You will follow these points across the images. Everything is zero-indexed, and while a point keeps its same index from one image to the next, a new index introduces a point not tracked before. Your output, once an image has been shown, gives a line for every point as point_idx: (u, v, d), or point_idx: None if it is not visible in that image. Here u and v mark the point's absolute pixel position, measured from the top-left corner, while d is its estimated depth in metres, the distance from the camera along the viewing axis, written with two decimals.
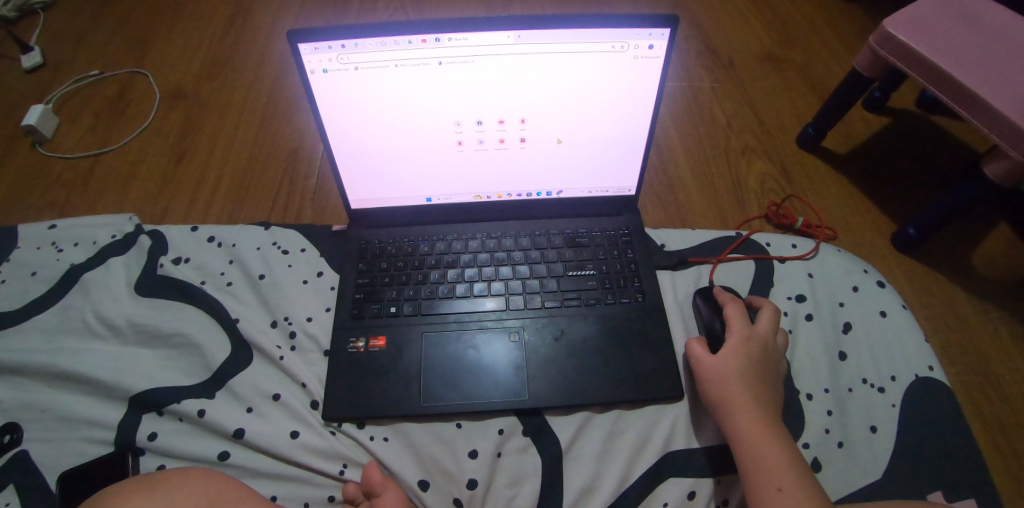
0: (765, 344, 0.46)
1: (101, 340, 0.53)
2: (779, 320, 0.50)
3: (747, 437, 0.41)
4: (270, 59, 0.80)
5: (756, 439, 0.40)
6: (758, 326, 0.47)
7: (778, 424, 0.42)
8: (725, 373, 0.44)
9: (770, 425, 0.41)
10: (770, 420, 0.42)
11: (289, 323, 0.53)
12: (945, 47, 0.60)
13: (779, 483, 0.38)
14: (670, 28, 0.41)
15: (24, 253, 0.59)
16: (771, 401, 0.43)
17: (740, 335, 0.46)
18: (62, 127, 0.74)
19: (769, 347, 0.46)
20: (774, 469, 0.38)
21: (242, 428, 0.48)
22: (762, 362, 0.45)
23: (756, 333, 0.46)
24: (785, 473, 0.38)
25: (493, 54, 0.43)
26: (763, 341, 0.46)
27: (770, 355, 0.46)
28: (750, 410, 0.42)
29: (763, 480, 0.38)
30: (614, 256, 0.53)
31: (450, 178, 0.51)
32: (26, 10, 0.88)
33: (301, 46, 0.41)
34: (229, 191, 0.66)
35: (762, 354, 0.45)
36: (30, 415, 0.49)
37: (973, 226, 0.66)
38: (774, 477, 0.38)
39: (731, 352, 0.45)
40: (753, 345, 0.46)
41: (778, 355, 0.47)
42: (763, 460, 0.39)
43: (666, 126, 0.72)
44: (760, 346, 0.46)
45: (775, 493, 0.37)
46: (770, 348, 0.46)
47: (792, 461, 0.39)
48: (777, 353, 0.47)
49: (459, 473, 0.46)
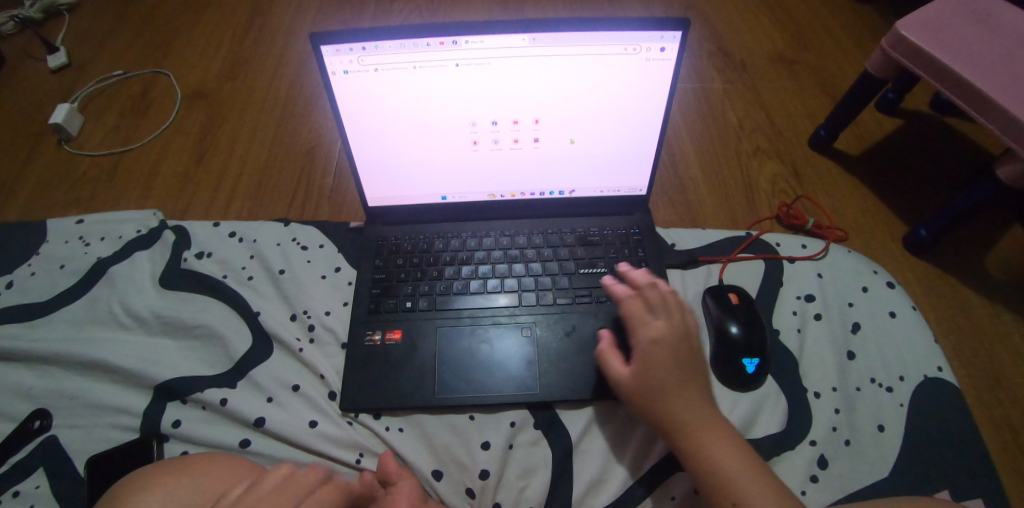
0: (676, 340, 0.42)
1: (127, 330, 0.55)
2: (676, 298, 0.45)
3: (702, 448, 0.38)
4: (289, 59, 0.82)
5: (714, 450, 0.38)
6: (650, 321, 0.43)
7: (721, 426, 0.40)
8: (651, 388, 0.41)
9: (719, 430, 0.39)
10: (711, 428, 0.39)
11: (308, 317, 0.55)
12: (958, 49, 0.60)
13: (734, 497, 0.36)
14: (681, 31, 0.43)
15: (53, 247, 0.61)
16: (707, 402, 0.41)
17: (641, 341, 0.43)
18: (87, 126, 0.76)
19: (671, 336, 0.42)
20: (729, 481, 0.37)
21: (262, 417, 0.49)
22: (683, 364, 0.41)
23: (651, 333, 0.42)
24: (739, 485, 0.36)
25: (508, 56, 0.44)
26: (675, 336, 0.42)
27: (678, 347, 0.42)
28: (697, 420, 0.40)
29: (721, 486, 0.37)
30: (625, 255, 0.54)
31: (465, 176, 0.53)
32: (52, 11, 0.91)
33: (323, 48, 0.43)
34: (248, 189, 0.68)
35: (680, 354, 0.42)
36: (59, 402, 0.51)
37: (984, 229, 0.66)
38: (738, 489, 0.36)
39: (644, 364, 0.42)
40: (655, 349, 0.42)
41: (687, 335, 0.43)
42: (716, 475, 0.37)
43: (677, 127, 0.73)
44: (662, 345, 0.42)
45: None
46: (673, 339, 0.42)
47: (743, 465, 0.37)
48: (687, 336, 0.42)
49: (472, 464, 0.47)
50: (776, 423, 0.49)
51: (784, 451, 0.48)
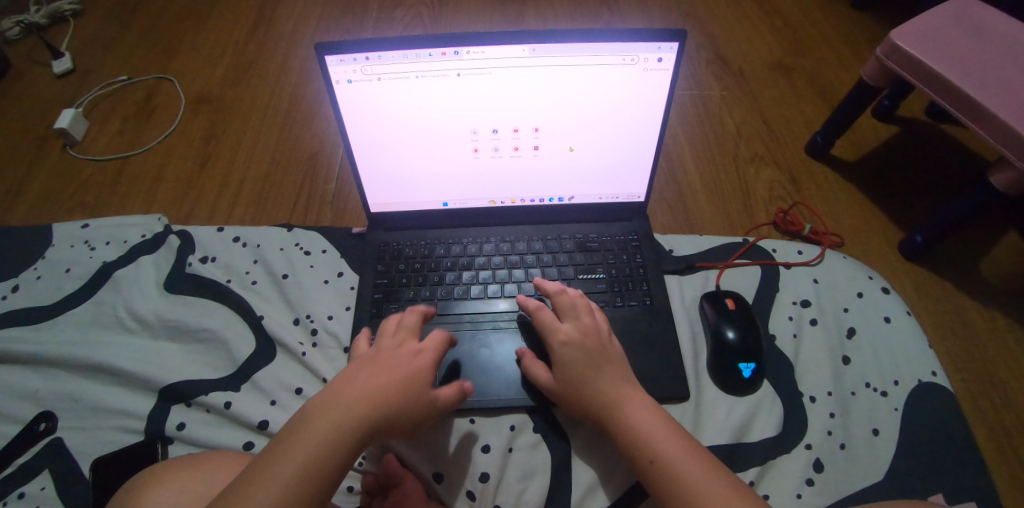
0: (584, 339, 0.45)
1: (131, 333, 0.56)
2: (578, 303, 0.47)
3: (648, 447, 0.39)
4: (292, 65, 0.83)
5: (642, 427, 0.40)
6: (560, 327, 0.45)
7: (635, 396, 0.42)
8: (570, 385, 0.44)
9: (662, 425, 0.40)
10: (626, 400, 0.42)
11: (311, 321, 0.56)
12: (951, 59, 0.61)
13: (649, 456, 0.39)
14: (679, 42, 0.44)
15: (58, 251, 0.62)
16: (621, 380, 0.43)
17: (555, 347, 0.45)
18: (92, 131, 0.77)
19: (581, 337, 0.44)
20: (643, 444, 0.39)
21: (266, 420, 0.50)
22: (593, 358, 0.44)
23: (563, 337, 0.45)
24: (652, 444, 0.39)
25: (509, 66, 0.45)
26: (583, 336, 0.45)
27: (589, 347, 0.44)
28: (624, 402, 0.42)
29: (638, 448, 0.40)
30: (623, 261, 0.55)
31: (466, 183, 0.53)
32: (57, 17, 0.92)
33: (327, 58, 0.44)
34: (251, 194, 0.69)
35: (590, 351, 0.44)
36: (64, 404, 0.51)
37: (979, 235, 0.67)
38: (664, 459, 0.38)
39: (564, 370, 0.44)
40: (568, 354, 0.44)
41: (596, 334, 0.45)
42: (632, 441, 0.40)
43: (675, 134, 0.74)
44: (574, 348, 0.44)
45: (648, 466, 0.39)
46: (581, 340, 0.44)
47: (655, 425, 0.40)
48: (598, 336, 0.45)
49: (472, 467, 0.48)
50: (772, 426, 0.50)
51: (780, 455, 0.48)
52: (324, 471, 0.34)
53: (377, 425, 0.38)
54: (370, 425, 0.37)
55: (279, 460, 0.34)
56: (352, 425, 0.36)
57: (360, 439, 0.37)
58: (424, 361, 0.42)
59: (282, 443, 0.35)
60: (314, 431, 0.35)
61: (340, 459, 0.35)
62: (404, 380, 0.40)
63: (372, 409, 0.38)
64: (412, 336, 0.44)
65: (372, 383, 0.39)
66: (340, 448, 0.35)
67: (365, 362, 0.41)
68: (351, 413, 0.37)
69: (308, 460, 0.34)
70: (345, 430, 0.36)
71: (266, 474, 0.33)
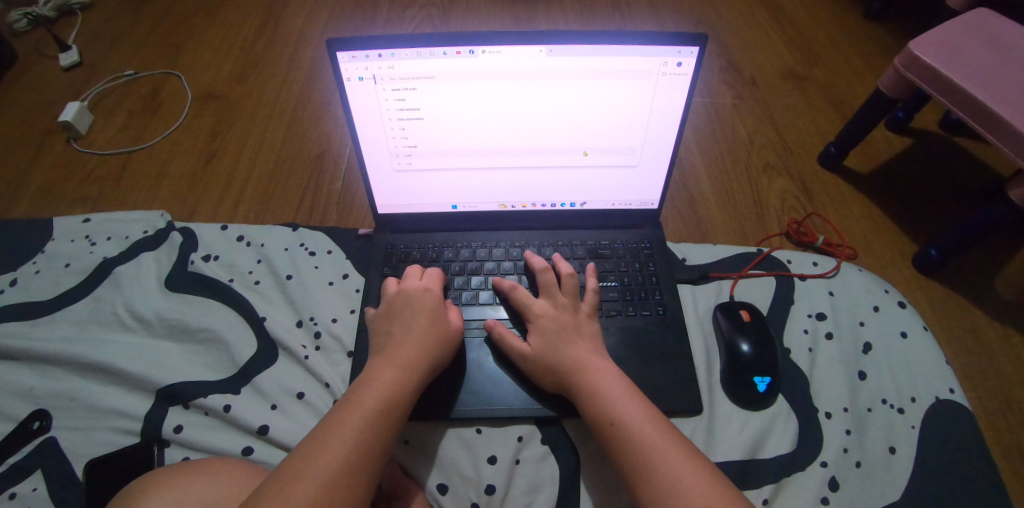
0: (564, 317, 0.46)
1: (131, 331, 0.54)
2: (567, 284, 0.48)
3: (611, 410, 0.40)
4: (301, 62, 0.83)
5: (608, 393, 0.41)
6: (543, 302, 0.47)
7: (608, 362, 0.44)
8: (543, 361, 0.45)
9: (625, 389, 0.41)
10: (598, 366, 0.43)
11: (314, 323, 0.54)
12: (972, 71, 0.60)
13: (612, 418, 0.40)
14: (700, 46, 0.43)
15: (58, 245, 0.61)
16: (599, 353, 0.44)
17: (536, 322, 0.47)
18: (97, 124, 0.76)
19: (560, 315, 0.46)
20: (608, 407, 0.40)
21: (267, 425, 0.48)
22: (569, 334, 0.45)
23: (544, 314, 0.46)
24: (615, 406, 0.40)
25: (524, 67, 0.44)
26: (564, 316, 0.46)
27: (566, 325, 0.46)
28: (594, 370, 0.43)
29: (603, 411, 0.40)
30: (635, 269, 0.54)
31: (476, 186, 0.52)
32: (65, 10, 0.91)
33: (339, 54, 0.43)
34: (257, 192, 0.68)
35: (567, 330, 0.45)
36: (60, 403, 0.50)
37: (994, 249, 0.66)
38: (626, 421, 0.39)
39: (540, 342, 0.45)
40: (546, 328, 0.46)
41: (576, 315, 0.47)
42: (598, 405, 0.41)
43: (687, 141, 0.73)
44: (552, 323, 0.46)
45: (609, 428, 0.40)
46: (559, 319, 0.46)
47: (625, 391, 0.41)
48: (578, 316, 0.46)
49: (477, 479, 0.47)
50: (787, 443, 0.48)
51: (795, 472, 0.47)
52: (394, 412, 0.40)
53: (419, 373, 0.43)
54: (420, 374, 0.43)
55: (356, 406, 0.39)
56: (407, 375, 0.42)
57: (415, 385, 0.42)
58: (435, 298, 0.48)
59: (355, 392, 0.40)
60: (380, 383, 0.41)
61: (404, 402, 0.41)
62: (435, 332, 0.45)
63: (419, 358, 0.43)
64: (417, 277, 0.50)
65: (408, 334, 0.44)
66: (404, 394, 0.41)
67: (388, 319, 0.46)
68: (402, 365, 0.42)
69: (379, 404, 0.39)
70: (400, 378, 0.41)
71: (349, 415, 0.38)
